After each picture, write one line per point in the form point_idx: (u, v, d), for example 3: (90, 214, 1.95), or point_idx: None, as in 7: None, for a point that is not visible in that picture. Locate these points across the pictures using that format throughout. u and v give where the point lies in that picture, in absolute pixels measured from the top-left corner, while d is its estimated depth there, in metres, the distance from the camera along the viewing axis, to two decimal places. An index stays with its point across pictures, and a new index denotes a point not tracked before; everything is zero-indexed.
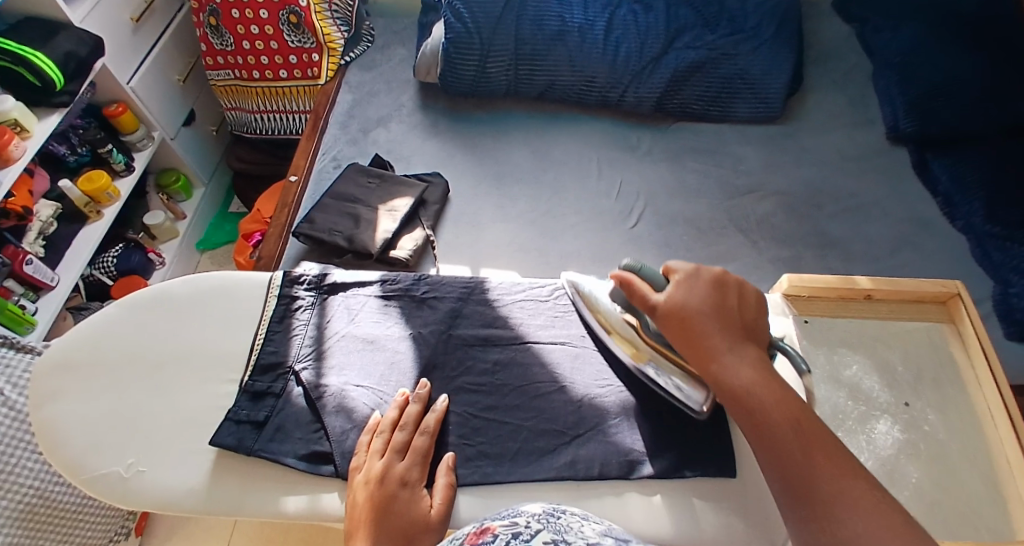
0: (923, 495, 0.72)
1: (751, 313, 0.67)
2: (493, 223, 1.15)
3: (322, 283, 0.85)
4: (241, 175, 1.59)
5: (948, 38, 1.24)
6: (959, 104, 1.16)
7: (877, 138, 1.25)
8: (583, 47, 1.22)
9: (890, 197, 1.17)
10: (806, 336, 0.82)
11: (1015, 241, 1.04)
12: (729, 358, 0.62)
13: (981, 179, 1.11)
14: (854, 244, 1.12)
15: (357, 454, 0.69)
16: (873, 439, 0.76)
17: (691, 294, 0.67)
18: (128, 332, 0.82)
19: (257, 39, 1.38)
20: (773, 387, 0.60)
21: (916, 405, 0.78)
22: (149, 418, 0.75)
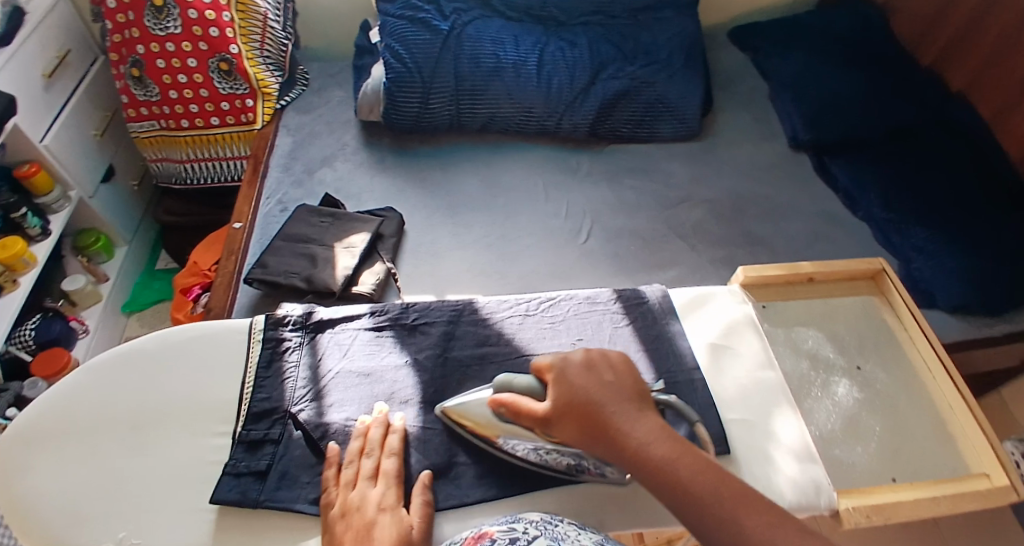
0: (888, 445, 0.82)
1: (631, 380, 0.66)
2: (450, 250, 1.20)
3: (308, 322, 0.82)
4: (173, 229, 1.54)
5: (830, 58, 1.42)
6: (850, 115, 1.33)
7: (781, 148, 1.39)
8: (519, 82, 1.30)
9: (802, 197, 1.31)
10: (766, 320, 0.92)
11: (908, 224, 1.21)
12: (638, 440, 0.61)
13: (878, 178, 1.28)
14: (777, 241, 1.24)
15: (325, 490, 0.67)
16: (837, 402, 0.85)
17: (575, 387, 0.65)
18: (96, 396, 0.74)
19: (185, 88, 1.35)
20: (686, 456, 0.60)
21: (866, 368, 0.89)
22: (136, 482, 0.68)
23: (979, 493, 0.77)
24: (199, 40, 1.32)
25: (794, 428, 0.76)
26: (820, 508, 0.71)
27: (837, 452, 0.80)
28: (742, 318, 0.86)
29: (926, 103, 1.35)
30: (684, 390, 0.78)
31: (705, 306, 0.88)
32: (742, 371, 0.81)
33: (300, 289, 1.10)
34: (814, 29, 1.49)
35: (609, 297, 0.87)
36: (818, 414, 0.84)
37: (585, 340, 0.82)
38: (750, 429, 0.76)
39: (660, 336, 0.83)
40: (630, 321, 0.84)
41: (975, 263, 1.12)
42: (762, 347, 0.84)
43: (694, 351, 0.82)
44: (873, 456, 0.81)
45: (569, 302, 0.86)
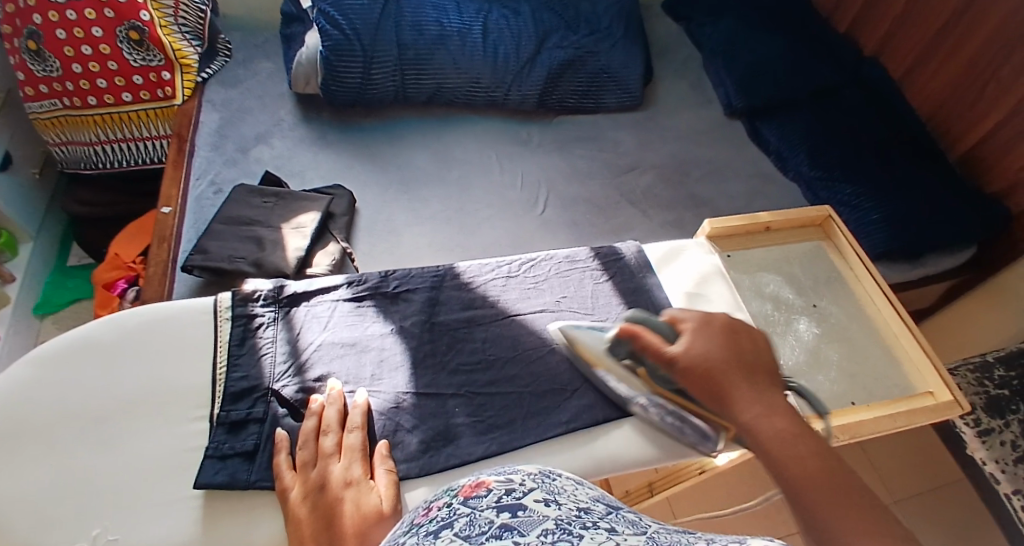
0: (845, 371, 0.86)
1: (768, 358, 0.63)
2: (408, 226, 1.19)
3: (281, 296, 0.75)
4: (86, 221, 1.40)
5: (760, 25, 1.48)
6: (773, 81, 1.38)
7: (716, 115, 1.43)
8: (465, 51, 1.33)
9: (738, 158, 1.36)
10: (731, 269, 0.93)
11: (834, 180, 1.25)
12: (753, 412, 0.58)
13: (805, 139, 1.31)
14: (719, 202, 1.29)
15: (282, 474, 0.63)
16: (799, 337, 0.88)
17: (710, 344, 0.63)
18: (48, 390, 0.66)
19: (91, 61, 1.23)
20: (800, 439, 0.55)
21: (822, 305, 0.92)
22: (105, 478, 0.62)
23: (928, 408, 0.81)
24: (105, 7, 1.21)
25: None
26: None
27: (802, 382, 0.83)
28: (711, 269, 0.87)
29: (844, 66, 1.42)
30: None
31: (677, 260, 0.88)
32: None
33: (248, 273, 1.02)
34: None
35: (588, 255, 0.86)
36: (784, 348, 0.86)
37: (569, 298, 0.81)
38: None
39: (639, 288, 0.83)
40: (611, 277, 0.84)
41: (893, 213, 1.17)
42: (732, 294, 0.85)
43: (670, 300, 0.83)
44: (834, 385, 0.84)
45: (549, 262, 0.85)
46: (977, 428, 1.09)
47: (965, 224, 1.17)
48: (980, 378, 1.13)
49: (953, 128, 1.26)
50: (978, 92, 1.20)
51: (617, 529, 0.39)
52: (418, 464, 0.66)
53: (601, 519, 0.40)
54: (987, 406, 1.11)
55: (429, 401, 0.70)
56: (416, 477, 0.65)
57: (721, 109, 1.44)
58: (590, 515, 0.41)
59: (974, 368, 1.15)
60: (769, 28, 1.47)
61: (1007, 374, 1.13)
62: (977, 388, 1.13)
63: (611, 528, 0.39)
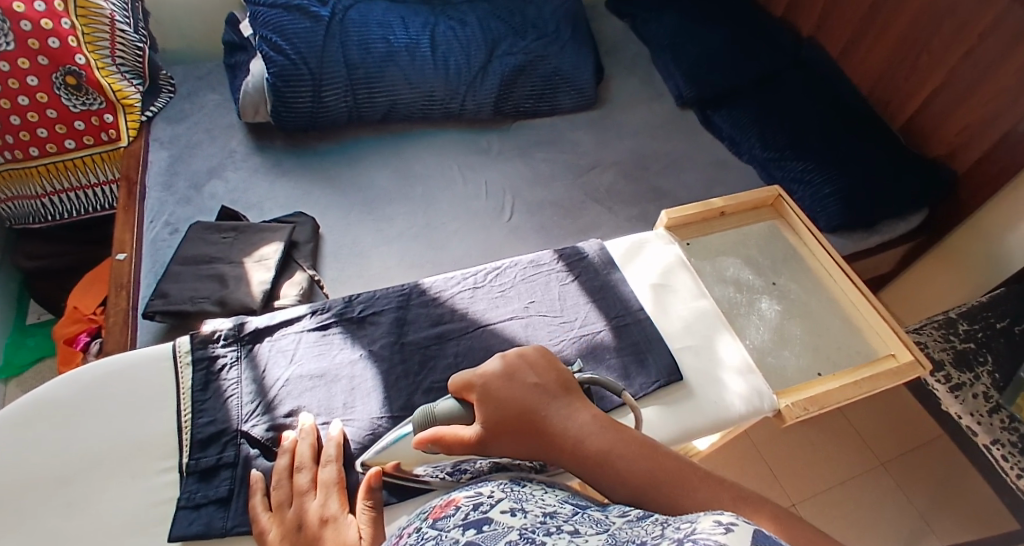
0: (810, 345, 0.86)
1: (555, 372, 0.64)
2: (375, 247, 1.17)
3: (242, 333, 0.73)
4: (39, 276, 1.36)
5: (706, 14, 1.49)
6: (723, 65, 1.39)
7: (669, 108, 1.44)
8: (415, 65, 1.32)
9: (696, 145, 1.37)
10: (691, 257, 0.93)
11: (786, 158, 1.26)
12: (573, 439, 0.59)
13: (755, 120, 1.32)
14: (680, 191, 1.29)
15: (256, 517, 0.61)
16: (763, 315, 0.88)
17: (503, 401, 0.61)
18: (4, 458, 0.63)
19: (29, 111, 1.18)
20: (623, 445, 0.58)
21: (781, 282, 0.92)
22: (73, 542, 0.59)
23: (890, 372, 0.82)
24: (38, 54, 1.16)
25: (734, 350, 0.78)
26: (765, 411, 0.75)
27: (770, 358, 0.84)
28: (674, 261, 0.87)
29: (786, 48, 1.44)
30: (636, 331, 0.78)
31: (641, 254, 0.87)
32: (681, 304, 0.82)
33: (212, 313, 0.99)
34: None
35: (552, 258, 0.85)
36: (750, 328, 0.87)
37: (537, 302, 0.80)
38: (697, 354, 0.78)
39: (605, 285, 0.82)
40: (577, 278, 0.83)
41: (849, 185, 1.18)
42: (695, 282, 0.85)
43: (639, 295, 0.83)
44: (798, 359, 0.85)
45: (514, 268, 0.84)
46: (949, 384, 1.07)
47: (918, 189, 1.19)
48: (945, 334, 1.12)
49: (893, 100, 1.28)
50: (911, 62, 1.22)
51: (579, 531, 0.40)
52: (399, 488, 0.64)
53: (565, 522, 0.41)
54: (955, 360, 1.08)
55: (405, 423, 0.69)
56: (398, 503, 0.64)
57: (673, 100, 1.45)
58: (555, 519, 0.41)
59: (939, 325, 1.13)
60: (712, 17, 1.48)
61: (970, 327, 1.12)
62: (943, 344, 1.10)
63: (573, 531, 0.40)
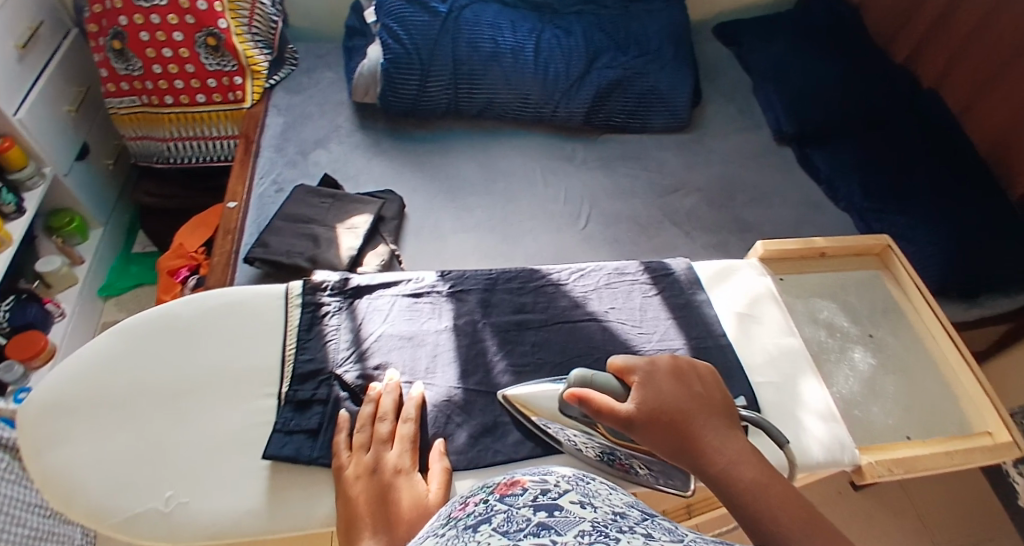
0: (902, 403, 0.84)
1: (720, 395, 0.64)
2: (454, 233, 1.28)
3: (346, 287, 0.78)
4: (148, 212, 1.48)
5: (813, 52, 1.49)
6: (828, 104, 1.39)
7: (766, 140, 1.42)
8: (517, 68, 1.40)
9: (787, 186, 1.34)
10: (785, 292, 0.91)
11: (887, 211, 1.24)
12: (725, 457, 0.57)
13: (856, 168, 1.31)
14: (765, 227, 1.28)
15: (336, 453, 0.66)
16: (854, 366, 0.87)
17: (663, 392, 0.62)
18: (124, 361, 0.71)
19: (171, 63, 1.33)
20: (774, 485, 0.55)
21: (877, 334, 0.90)
22: (179, 446, 0.66)
23: (984, 448, 0.80)
24: (187, 13, 1.30)
25: (818, 392, 0.74)
26: (844, 463, 0.70)
27: (857, 412, 0.82)
28: (763, 291, 0.83)
29: (900, 96, 1.41)
30: (715, 353, 0.75)
31: (730, 278, 0.84)
32: (767, 339, 0.78)
33: (304, 267, 1.14)
34: (794, 24, 1.57)
35: (637, 269, 0.84)
36: (838, 377, 0.85)
37: (618, 309, 0.79)
38: (778, 391, 0.74)
39: (689, 304, 0.79)
40: (661, 292, 0.81)
41: (945, 246, 1.15)
42: (784, 317, 0.81)
43: (720, 320, 0.79)
44: (887, 416, 0.82)
45: (599, 272, 0.83)
46: None
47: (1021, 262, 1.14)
48: None
49: (1014, 164, 1.26)
50: None
51: (655, 535, 0.39)
52: (466, 456, 0.68)
53: (637, 526, 0.41)
54: None
55: (479, 397, 0.72)
56: (465, 470, 0.67)
57: (771, 134, 1.43)
58: (626, 519, 0.42)
59: None
60: (821, 54, 1.48)
61: None
62: None
63: (649, 534, 0.40)
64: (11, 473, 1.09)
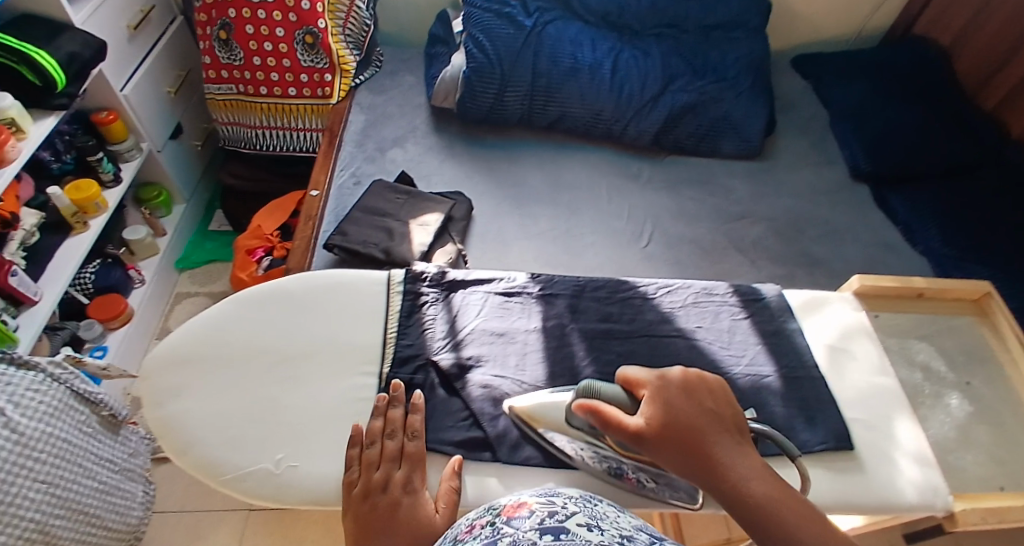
0: (995, 455, 0.79)
1: (729, 405, 0.66)
2: (518, 240, 1.32)
3: (442, 280, 0.84)
4: (232, 194, 1.58)
5: (893, 93, 1.51)
6: (904, 146, 1.40)
7: (841, 176, 1.45)
8: (593, 85, 1.45)
9: (859, 225, 1.36)
10: (879, 330, 0.87)
11: (968, 261, 1.25)
12: (737, 476, 0.60)
13: (933, 213, 1.33)
14: (834, 262, 1.30)
15: (348, 468, 0.67)
16: (949, 412, 0.81)
17: (674, 408, 0.64)
18: (243, 326, 0.77)
19: (269, 56, 1.42)
20: (787, 501, 0.58)
21: (974, 383, 0.84)
22: (287, 411, 0.71)
23: None
24: (290, 12, 1.38)
25: (910, 434, 0.76)
26: (933, 509, 0.72)
27: (948, 457, 0.78)
28: (857, 325, 0.84)
29: (984, 145, 1.41)
30: (807, 385, 0.78)
31: (821, 310, 0.86)
32: (859, 375, 0.80)
33: (379, 259, 1.20)
34: (877, 63, 1.59)
35: (726, 290, 0.87)
36: (931, 420, 0.80)
37: (705, 328, 0.83)
38: (869, 429, 0.76)
39: (779, 332, 0.83)
40: (750, 316, 0.84)
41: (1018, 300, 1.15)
42: (878, 355, 0.82)
43: (813, 351, 0.82)
44: (978, 466, 0.78)
45: (687, 290, 0.87)
46: None
47: None
48: None
49: None
50: None
51: None
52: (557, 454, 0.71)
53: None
54: None
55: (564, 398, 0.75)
56: (551, 468, 0.71)
57: (846, 170, 1.45)
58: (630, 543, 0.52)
59: None
60: (903, 94, 1.49)
61: None
62: None
63: None
64: (90, 427, 1.10)
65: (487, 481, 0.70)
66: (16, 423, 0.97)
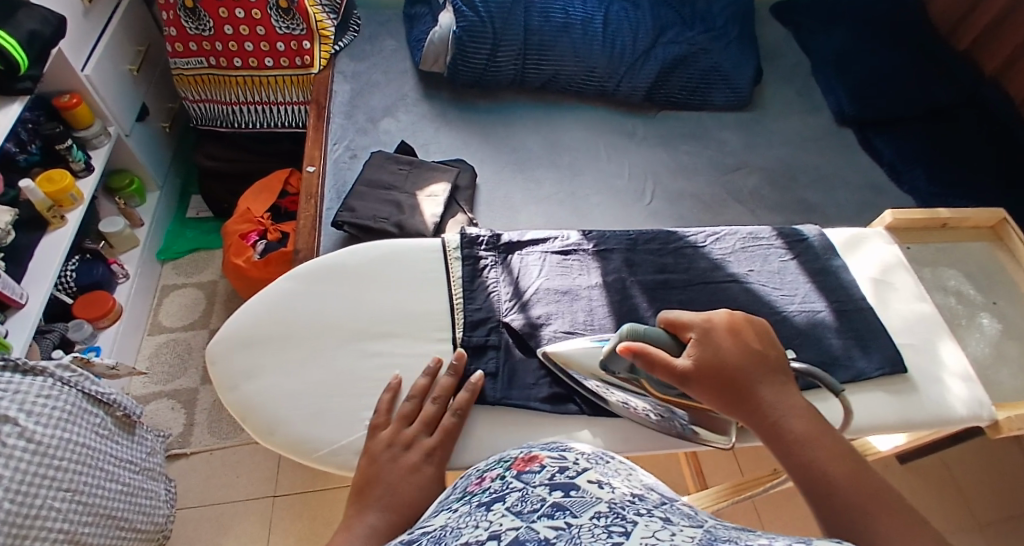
0: None
1: (776, 351, 0.67)
2: (526, 204, 1.31)
3: (498, 243, 0.84)
4: (211, 176, 1.50)
5: (869, 40, 1.59)
6: (887, 90, 1.49)
7: (826, 121, 1.52)
8: (585, 41, 1.44)
9: (849, 167, 1.43)
10: (912, 261, 0.94)
11: (952, 195, 1.33)
12: (775, 413, 0.61)
13: (913, 152, 1.41)
14: (828, 207, 1.36)
15: (377, 414, 0.67)
16: (984, 331, 0.89)
17: (719, 349, 0.65)
18: (308, 300, 0.75)
19: (242, 24, 1.34)
20: (824, 440, 0.59)
21: (1000, 303, 0.92)
22: (370, 380, 0.71)
23: None
24: None
25: (956, 354, 0.82)
26: (982, 420, 0.78)
27: (987, 373, 0.85)
28: (893, 259, 0.89)
29: (961, 85, 1.51)
30: (856, 319, 0.82)
31: (861, 247, 0.91)
32: (902, 303, 0.85)
33: (391, 233, 1.16)
34: (856, 9, 1.66)
35: (770, 234, 0.90)
36: (970, 340, 0.88)
37: (755, 272, 0.85)
38: (919, 353, 0.81)
39: (824, 269, 0.87)
40: (795, 256, 0.88)
41: None
42: (915, 283, 0.88)
43: (857, 284, 0.86)
44: (1016, 377, 0.85)
45: (733, 236, 0.89)
46: None
47: None
48: None
49: None
50: None
51: (673, 520, 0.43)
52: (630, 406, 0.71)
53: (655, 509, 0.44)
54: None
55: None
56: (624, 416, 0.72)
57: (831, 117, 1.52)
58: (643, 502, 0.45)
59: None
60: (879, 41, 1.58)
61: None
62: None
63: (665, 519, 0.43)
64: (105, 429, 1.03)
65: (579, 432, 0.71)
66: (32, 432, 0.90)
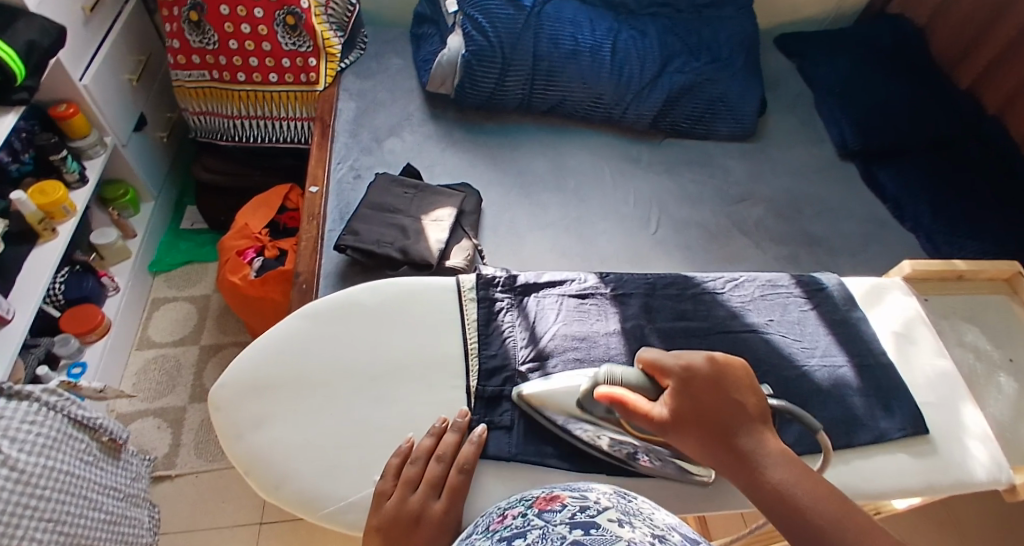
0: None
1: (755, 390, 0.64)
2: (531, 229, 1.28)
3: (514, 284, 0.82)
4: (208, 189, 1.47)
5: (873, 75, 1.59)
6: (892, 126, 1.49)
7: (830, 154, 1.51)
8: (593, 68, 1.42)
9: (855, 203, 1.42)
10: (931, 313, 0.93)
11: (956, 236, 1.32)
12: (755, 460, 0.60)
13: (918, 190, 1.41)
14: (832, 241, 1.35)
15: (382, 479, 0.65)
16: (1003, 390, 0.88)
17: (695, 395, 0.62)
18: (322, 342, 0.74)
19: (247, 39, 1.30)
20: (805, 482, 0.58)
21: (1018, 359, 0.91)
22: (383, 431, 0.69)
23: None
24: None
25: (977, 416, 0.80)
26: (1002, 483, 0.76)
27: (1008, 433, 0.84)
28: (914, 315, 0.88)
29: (963, 124, 1.51)
30: (880, 373, 0.81)
31: (881, 300, 0.89)
32: (923, 360, 0.84)
33: (395, 259, 1.11)
34: (856, 44, 1.67)
35: (789, 281, 0.89)
36: (993, 398, 0.87)
37: (775, 322, 0.84)
38: (941, 412, 0.80)
39: (846, 321, 0.85)
40: (816, 306, 0.86)
41: None
42: (935, 339, 0.86)
43: (880, 339, 0.85)
44: None
45: (753, 283, 0.88)
46: None
47: None
48: None
49: None
50: None
51: None
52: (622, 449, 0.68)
53: None
54: None
55: None
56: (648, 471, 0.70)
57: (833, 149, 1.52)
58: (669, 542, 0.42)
59: None
60: (883, 75, 1.58)
61: None
62: None
63: None
64: (89, 454, 0.99)
65: None
66: (15, 461, 0.86)
